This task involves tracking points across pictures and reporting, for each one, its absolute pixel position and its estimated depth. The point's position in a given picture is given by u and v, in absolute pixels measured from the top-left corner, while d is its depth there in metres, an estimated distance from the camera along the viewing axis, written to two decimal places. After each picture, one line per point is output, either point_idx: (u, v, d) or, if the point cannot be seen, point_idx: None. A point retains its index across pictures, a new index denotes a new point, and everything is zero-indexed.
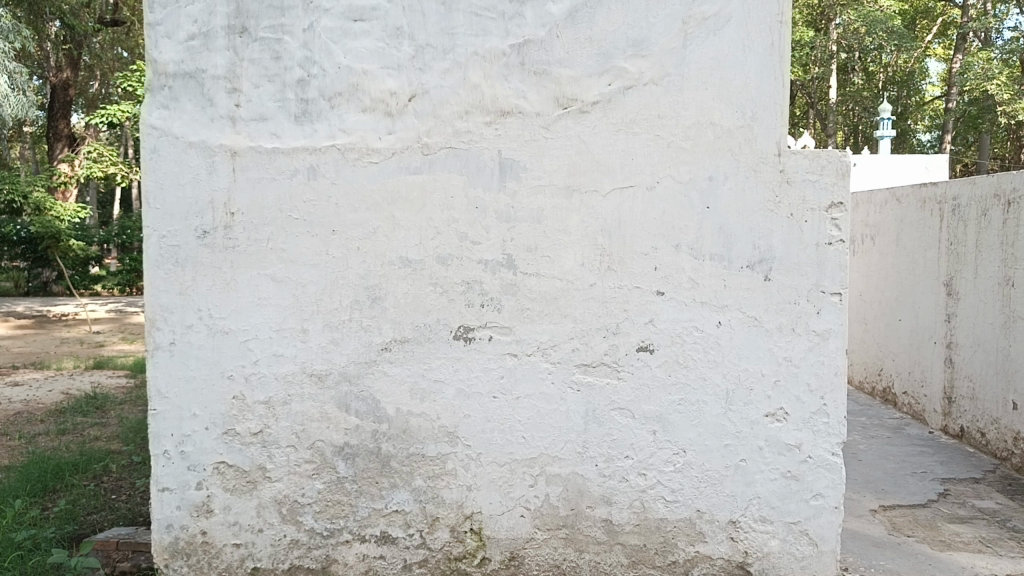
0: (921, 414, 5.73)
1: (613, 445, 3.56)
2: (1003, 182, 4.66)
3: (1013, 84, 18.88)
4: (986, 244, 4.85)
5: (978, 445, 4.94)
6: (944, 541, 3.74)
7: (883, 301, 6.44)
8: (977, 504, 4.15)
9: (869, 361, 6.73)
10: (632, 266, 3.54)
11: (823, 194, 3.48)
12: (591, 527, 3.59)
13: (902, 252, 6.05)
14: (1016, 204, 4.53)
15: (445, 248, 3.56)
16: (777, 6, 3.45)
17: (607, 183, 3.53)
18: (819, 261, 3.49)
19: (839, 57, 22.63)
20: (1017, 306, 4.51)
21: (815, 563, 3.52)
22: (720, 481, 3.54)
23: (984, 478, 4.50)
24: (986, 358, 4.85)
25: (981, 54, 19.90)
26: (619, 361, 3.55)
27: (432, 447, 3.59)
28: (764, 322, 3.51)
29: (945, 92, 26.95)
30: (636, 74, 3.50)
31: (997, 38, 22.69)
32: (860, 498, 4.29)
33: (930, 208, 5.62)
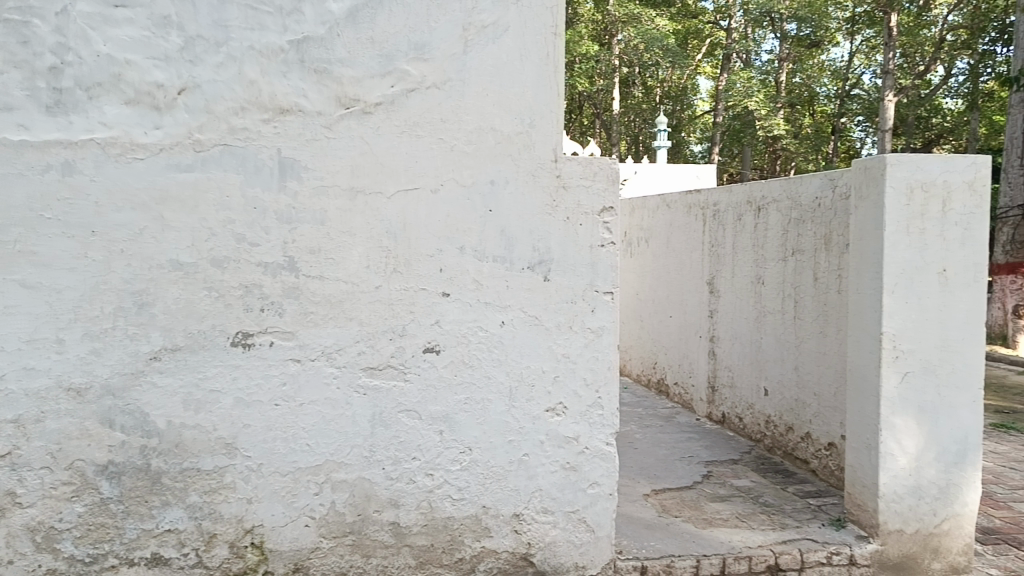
0: (689, 402, 6.21)
1: (401, 447, 3.55)
2: (754, 190, 5.15)
3: (769, 102, 20.92)
4: (741, 246, 5.33)
5: (737, 429, 5.43)
6: (707, 519, 4.07)
7: (655, 299, 6.90)
8: (734, 483, 4.55)
9: (644, 355, 7.18)
10: (418, 267, 3.55)
11: (595, 199, 3.68)
12: (378, 531, 3.56)
13: (671, 254, 6.52)
14: (765, 210, 5.02)
15: (221, 250, 3.38)
16: (552, 18, 3.61)
17: (391, 185, 3.52)
18: (593, 262, 3.69)
19: (620, 70, 24.01)
20: (767, 301, 5.00)
21: (593, 549, 3.69)
22: (504, 477, 3.64)
23: (741, 459, 4.95)
24: (742, 349, 5.33)
25: (743, 73, 21.83)
26: (405, 362, 3.55)
27: (208, 460, 3.41)
28: (545, 320, 3.65)
29: (713, 107, 29.41)
30: (418, 77, 3.52)
31: (756, 60, 25.04)
32: (635, 483, 4.57)
33: (694, 213, 6.09)
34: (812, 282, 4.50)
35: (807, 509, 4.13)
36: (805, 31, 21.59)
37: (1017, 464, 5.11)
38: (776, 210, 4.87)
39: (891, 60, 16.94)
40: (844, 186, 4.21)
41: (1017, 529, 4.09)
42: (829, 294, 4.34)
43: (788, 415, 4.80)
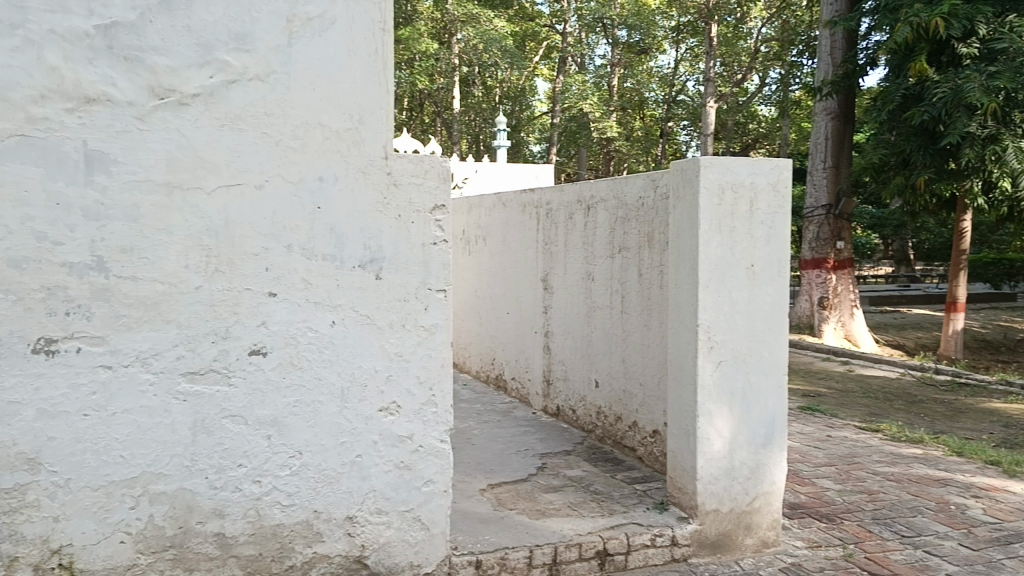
0: (526, 397, 6.34)
1: (226, 454, 3.40)
2: (583, 190, 5.32)
3: (602, 105, 21.68)
4: (572, 243, 5.50)
5: (571, 421, 5.60)
6: (540, 510, 4.17)
7: (493, 297, 7.00)
8: (567, 473, 4.69)
9: (483, 352, 7.26)
10: (242, 267, 3.40)
11: (427, 197, 3.68)
12: (202, 543, 3.40)
13: (507, 252, 6.63)
14: (593, 209, 5.20)
15: (18, 250, 3.10)
16: (380, 14, 3.58)
17: (212, 181, 3.35)
18: (426, 260, 3.68)
19: (461, 69, 24.17)
20: (597, 297, 5.18)
21: (427, 547, 3.69)
22: (336, 480, 3.57)
23: (574, 450, 5.11)
24: (575, 343, 5.50)
25: (578, 76, 22.51)
26: (230, 366, 3.40)
27: (7, 477, 3.12)
28: (376, 319, 3.61)
29: (550, 109, 30.14)
30: (240, 69, 3.38)
31: (591, 64, 25.88)
32: (471, 479, 4.62)
33: (528, 212, 6.22)
34: (636, 278, 4.71)
35: (634, 495, 4.32)
36: (635, 38, 22.53)
37: (820, 442, 5.57)
38: (604, 209, 5.06)
39: (712, 69, 17.99)
40: (664, 187, 4.42)
41: (819, 502, 4.45)
42: (653, 289, 4.55)
43: (616, 406, 5.00)
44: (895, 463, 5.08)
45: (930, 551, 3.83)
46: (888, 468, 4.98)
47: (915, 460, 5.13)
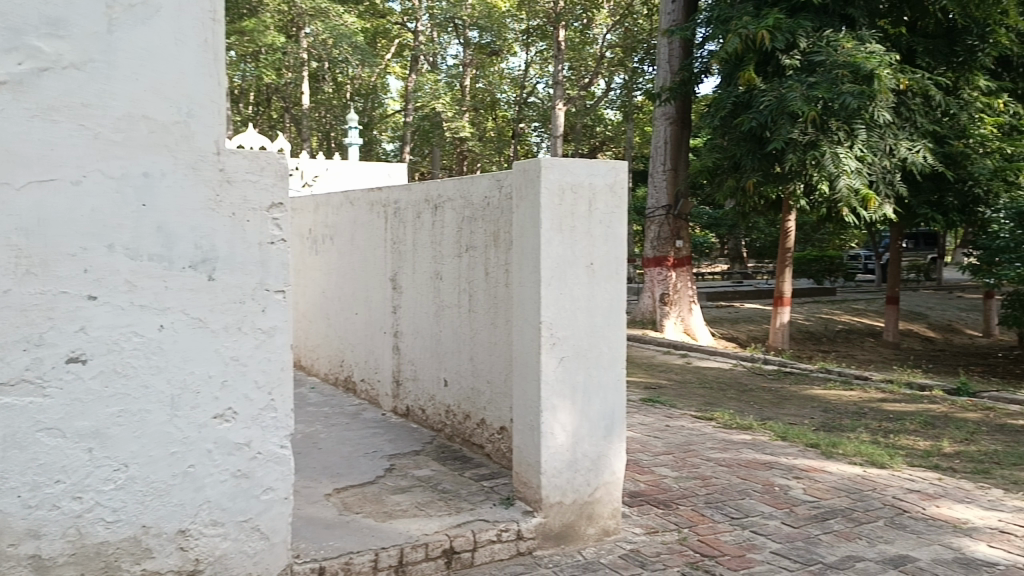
0: (376, 398, 6.26)
1: (41, 471, 3.07)
2: (431, 189, 5.30)
3: (454, 105, 21.68)
4: (421, 243, 5.48)
5: (420, 421, 5.58)
6: (387, 512, 4.12)
7: (341, 297, 6.86)
8: (415, 473, 4.67)
9: (331, 354, 7.11)
10: (58, 268, 3.09)
11: (264, 195, 3.55)
12: (14, 568, 3.04)
13: (356, 251, 6.52)
14: (441, 208, 5.19)
15: None
16: (210, 4, 3.41)
17: (21, 174, 3.02)
18: (263, 261, 3.54)
19: (310, 64, 23.47)
20: (445, 296, 5.19)
21: (267, 556, 3.56)
22: (166, 492, 3.34)
23: (423, 450, 5.10)
24: (424, 343, 5.49)
25: (430, 75, 22.38)
26: (45, 376, 3.06)
27: None
28: (210, 322, 3.42)
29: (403, 107, 29.87)
30: (54, 55, 3.09)
31: (443, 63, 25.84)
32: (316, 484, 4.50)
33: (376, 210, 6.13)
34: (483, 277, 4.75)
35: (481, 492, 4.35)
36: (487, 39, 22.67)
37: (659, 432, 5.82)
38: (451, 208, 5.06)
39: (561, 72, 18.40)
40: (508, 187, 4.48)
41: (657, 490, 4.65)
42: (499, 288, 4.60)
43: (465, 404, 5.02)
44: (726, 449, 5.38)
45: (756, 530, 4.08)
46: (720, 454, 5.28)
47: (745, 445, 5.46)
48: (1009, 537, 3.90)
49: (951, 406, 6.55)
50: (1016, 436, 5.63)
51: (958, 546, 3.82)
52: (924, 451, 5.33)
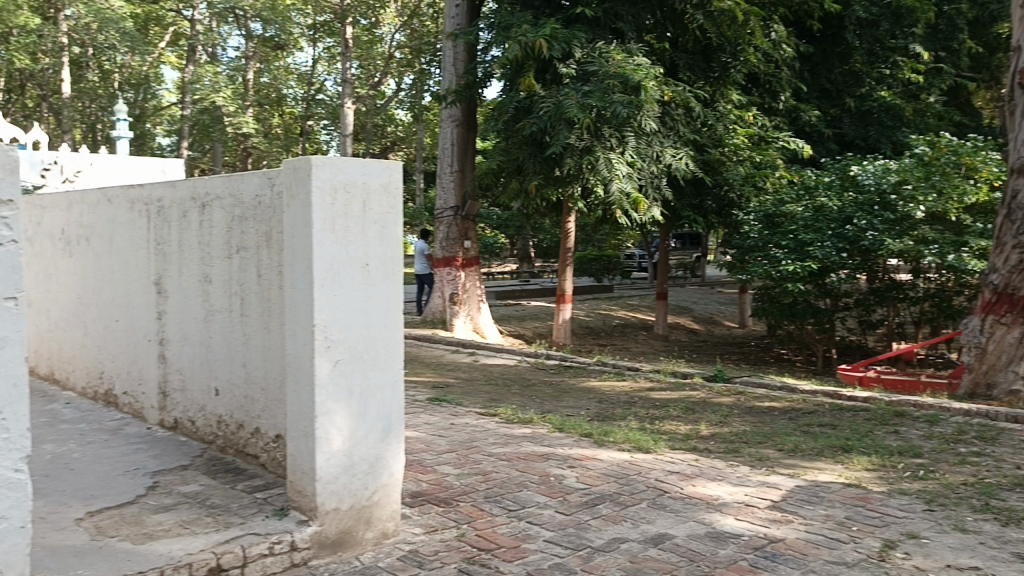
0: (140, 412, 5.83)
1: None
2: (197, 186, 5.00)
3: (237, 100, 20.65)
4: (187, 243, 5.15)
5: (190, 433, 5.26)
6: (147, 533, 3.82)
7: (100, 303, 6.31)
8: (182, 490, 4.39)
9: (89, 366, 6.53)
10: None
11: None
12: None
13: (115, 253, 6.02)
14: (209, 207, 4.91)
15: None
16: None
17: None
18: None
19: (70, 48, 21.41)
20: (215, 300, 4.91)
21: None
22: None
23: (192, 464, 4.81)
24: (192, 350, 5.17)
25: (209, 67, 21.16)
26: None
27: None
28: None
29: (179, 100, 28.06)
30: None
31: (223, 55, 24.55)
32: (66, 509, 4.10)
33: (137, 209, 5.69)
34: (254, 279, 4.54)
35: (253, 504, 4.16)
36: (270, 33, 21.80)
37: (443, 430, 5.87)
38: (219, 206, 4.80)
39: (349, 70, 18.09)
40: (280, 185, 4.31)
41: (438, 488, 4.68)
42: (271, 290, 4.42)
43: (238, 413, 4.79)
44: (506, 444, 5.53)
45: (531, 521, 4.21)
46: (501, 449, 5.41)
47: (524, 439, 5.63)
48: (753, 509, 4.30)
49: (708, 392, 7.14)
50: (761, 417, 6.23)
51: (710, 521, 4.14)
52: (684, 434, 5.76)
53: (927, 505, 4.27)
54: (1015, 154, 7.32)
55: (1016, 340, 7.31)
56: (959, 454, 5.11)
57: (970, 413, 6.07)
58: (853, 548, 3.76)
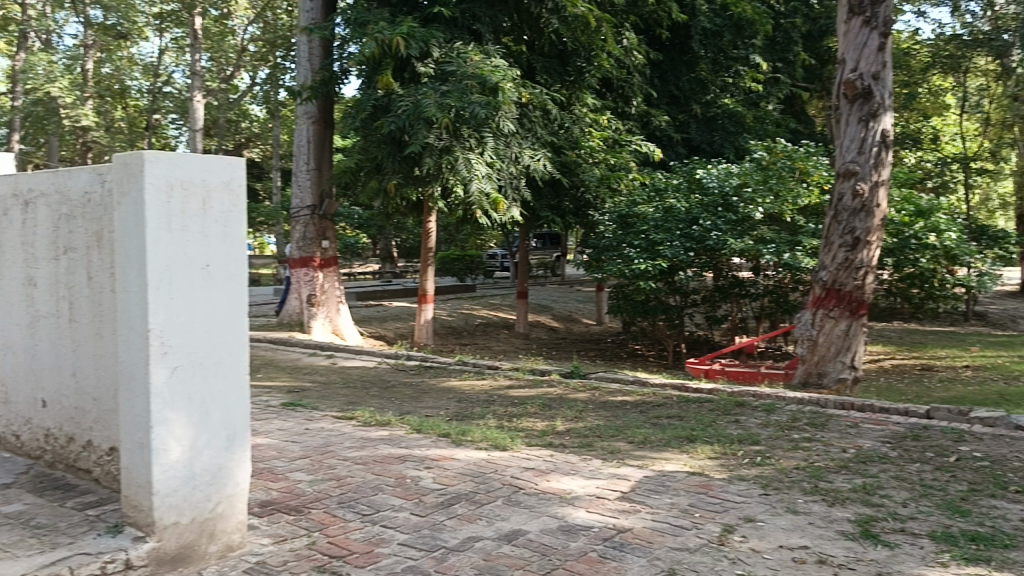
0: None
1: None
2: (19, 182, 4.63)
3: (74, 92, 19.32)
4: (8, 244, 4.77)
5: (14, 449, 4.87)
6: None
7: None
8: (3, 510, 4.05)
9: None
10: None
11: None
12: None
13: None
14: (32, 205, 4.56)
15: None
16: None
17: None
18: None
19: None
20: (40, 305, 4.57)
21: None
22: None
23: (15, 482, 4.44)
24: (15, 360, 4.79)
25: (42, 55, 19.68)
26: None
27: None
28: None
29: (8, 89, 25.94)
30: None
31: (59, 43, 22.91)
32: None
33: None
34: (84, 282, 4.25)
35: (84, 522, 3.89)
36: (112, 21, 20.53)
37: (297, 436, 5.70)
38: (44, 204, 4.47)
39: (199, 63, 17.31)
40: (111, 182, 4.06)
41: (289, 496, 4.54)
42: (102, 293, 4.15)
43: (67, 426, 4.47)
44: (362, 447, 5.44)
45: (385, 524, 4.15)
46: (356, 452, 5.31)
47: (381, 441, 5.56)
48: (603, 500, 4.40)
49: (564, 388, 7.29)
50: (614, 411, 6.43)
51: (562, 514, 4.21)
52: (540, 431, 5.86)
53: (763, 490, 4.52)
54: (840, 160, 7.90)
55: (843, 332, 7.95)
56: (793, 441, 5.45)
57: (802, 402, 6.50)
58: (695, 534, 3.91)
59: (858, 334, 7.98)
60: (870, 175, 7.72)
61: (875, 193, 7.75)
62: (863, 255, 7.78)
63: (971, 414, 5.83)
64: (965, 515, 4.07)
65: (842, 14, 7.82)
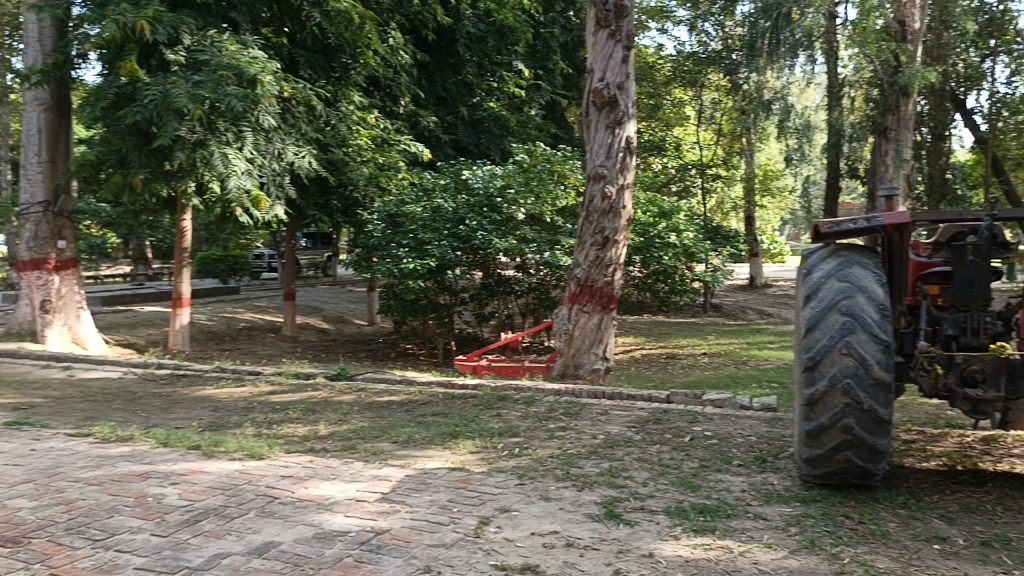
0: None
1: None
2: None
3: None
4: None
5: None
6: None
7: None
8: None
9: None
10: None
11: None
12: None
13: None
14: None
15: None
16: None
17: None
18: None
19: None
20: None
21: None
22: None
23: None
24: None
25: None
26: None
27: None
28: None
29: None
30: None
31: None
32: None
33: None
34: None
35: None
36: None
37: (19, 459, 5.10)
38: None
39: None
40: None
41: (6, 526, 4.03)
42: None
43: None
44: (99, 466, 4.97)
45: (120, 549, 3.80)
46: (92, 472, 4.84)
47: (120, 459, 5.10)
48: (362, 503, 4.33)
49: (329, 391, 7.12)
50: (379, 412, 6.37)
51: (318, 521, 4.08)
52: (300, 436, 5.67)
53: (518, 480, 4.67)
54: (591, 163, 8.37)
55: (596, 325, 8.45)
56: (549, 430, 5.69)
57: (559, 393, 6.83)
58: (452, 529, 3.94)
59: (609, 326, 8.51)
60: (617, 178, 8.26)
61: (622, 195, 8.30)
62: (612, 253, 8.32)
63: (704, 397, 6.44)
64: (695, 490, 4.46)
65: (590, 25, 8.31)
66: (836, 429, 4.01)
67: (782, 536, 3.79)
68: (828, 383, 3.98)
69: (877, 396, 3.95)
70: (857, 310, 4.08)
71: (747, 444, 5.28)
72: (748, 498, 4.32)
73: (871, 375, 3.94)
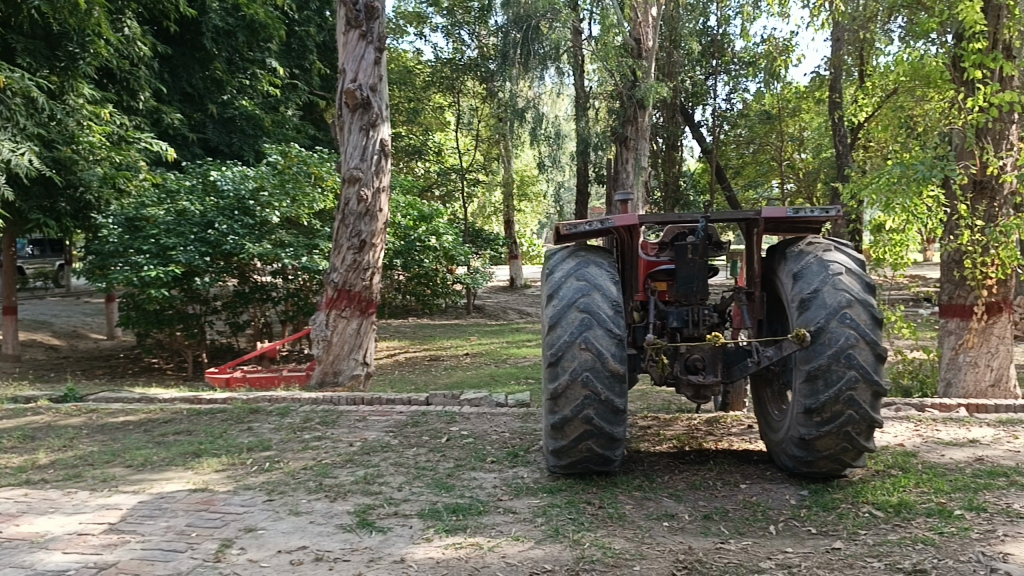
0: None
1: None
2: None
3: None
4: None
5: None
6: None
7: None
8: None
9: None
10: None
11: None
12: None
13: None
14: None
15: None
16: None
17: None
18: None
19: None
20: None
21: None
22: None
23: None
24: None
25: None
26: None
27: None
28: None
29: None
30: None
31: None
32: None
33: None
34: None
35: None
36: None
37: None
38: None
39: None
40: None
41: None
42: None
43: None
44: None
45: None
46: None
47: None
48: (85, 537, 3.90)
49: (54, 414, 6.40)
50: (111, 434, 5.82)
51: (29, 562, 3.62)
52: (15, 467, 5.03)
53: (267, 496, 4.45)
54: (346, 165, 8.22)
55: (355, 331, 8.32)
56: (303, 442, 5.49)
57: (316, 402, 6.64)
58: (189, 556, 3.66)
59: (368, 331, 8.42)
60: (373, 181, 8.18)
61: (377, 198, 8.23)
62: (369, 257, 8.24)
63: (462, 397, 6.61)
64: (449, 490, 4.49)
65: (340, 25, 8.14)
66: (578, 421, 4.21)
67: (529, 527, 3.91)
68: (569, 376, 4.18)
69: (613, 387, 4.19)
70: (594, 306, 4.31)
71: (500, 441, 5.42)
72: (499, 493, 4.42)
73: (607, 368, 4.17)
